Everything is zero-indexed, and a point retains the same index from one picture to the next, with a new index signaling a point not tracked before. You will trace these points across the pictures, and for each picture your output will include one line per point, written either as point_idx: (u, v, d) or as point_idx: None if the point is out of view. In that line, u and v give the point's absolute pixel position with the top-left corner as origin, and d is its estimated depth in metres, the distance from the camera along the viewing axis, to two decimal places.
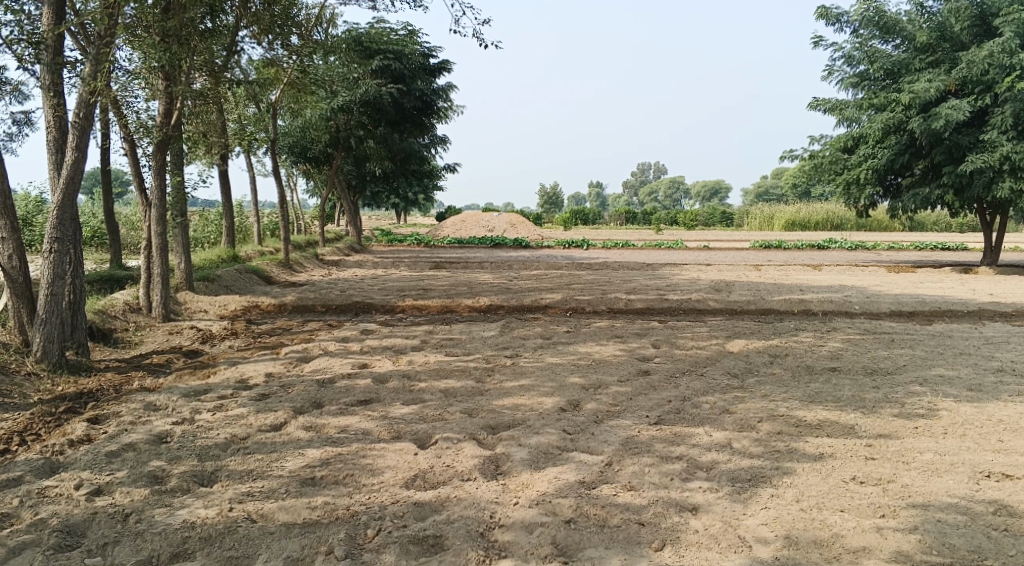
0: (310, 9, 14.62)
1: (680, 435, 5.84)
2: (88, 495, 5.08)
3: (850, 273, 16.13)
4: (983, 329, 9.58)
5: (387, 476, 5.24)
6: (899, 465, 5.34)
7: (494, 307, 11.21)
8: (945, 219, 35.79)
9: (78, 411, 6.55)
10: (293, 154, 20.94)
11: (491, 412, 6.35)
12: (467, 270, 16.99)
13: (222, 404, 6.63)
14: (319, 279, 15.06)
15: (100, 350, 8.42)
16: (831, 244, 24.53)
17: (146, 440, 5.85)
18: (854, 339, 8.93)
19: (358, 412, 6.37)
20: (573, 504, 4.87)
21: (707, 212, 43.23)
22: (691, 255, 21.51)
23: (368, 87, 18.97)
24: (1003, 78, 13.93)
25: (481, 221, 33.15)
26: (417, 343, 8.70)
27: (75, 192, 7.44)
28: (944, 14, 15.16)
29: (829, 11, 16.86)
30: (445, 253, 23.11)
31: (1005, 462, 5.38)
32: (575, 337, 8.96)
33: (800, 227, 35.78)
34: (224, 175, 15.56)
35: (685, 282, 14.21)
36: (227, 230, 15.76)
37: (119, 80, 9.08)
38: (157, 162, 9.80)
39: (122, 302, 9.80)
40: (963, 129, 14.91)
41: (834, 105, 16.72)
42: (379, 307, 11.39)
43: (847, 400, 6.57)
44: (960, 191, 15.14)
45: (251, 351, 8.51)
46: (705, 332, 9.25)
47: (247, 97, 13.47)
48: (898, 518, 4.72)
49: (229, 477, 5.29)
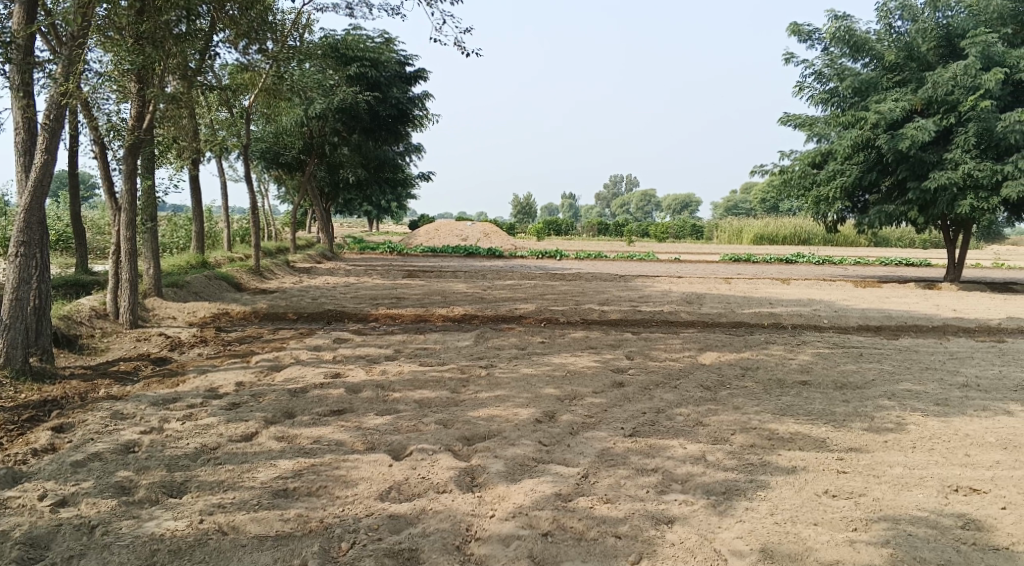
0: (285, 14, 14.50)
1: (656, 447, 5.86)
2: (53, 506, 4.96)
3: (818, 287, 16.37)
4: (948, 344, 9.78)
5: (361, 489, 5.18)
6: (870, 478, 5.42)
7: (468, 318, 11.16)
8: (910, 236, 36.52)
9: (42, 420, 6.39)
10: (265, 160, 20.72)
11: (466, 423, 6.31)
12: (441, 279, 16.95)
13: (192, 412, 6.52)
14: (291, 287, 14.90)
15: (65, 357, 8.24)
16: (801, 258, 24.83)
17: (114, 450, 5.72)
18: (824, 352, 9.06)
19: (332, 423, 6.29)
20: (549, 517, 4.86)
21: (677, 225, 43.48)
22: (664, 267, 21.67)
23: (344, 94, 18.79)
24: (966, 99, 14.28)
25: (454, 230, 33.03)
26: (391, 353, 8.64)
27: (44, 195, 7.32)
28: (912, 34, 15.51)
29: (800, 28, 17.16)
30: (418, 261, 22.98)
31: (972, 476, 5.48)
32: (550, 347, 8.97)
33: (769, 241, 36.25)
34: (195, 179, 15.36)
35: (658, 294, 14.30)
36: (197, 236, 15.52)
37: (89, 81, 8.88)
38: (128, 166, 9.66)
39: (88, 308, 9.59)
40: (928, 148, 15.24)
41: (804, 121, 17.01)
42: (352, 315, 11.30)
43: (819, 413, 6.65)
44: (924, 208, 15.42)
45: (221, 359, 8.39)
46: (678, 344, 9.31)
47: (219, 102, 13.32)
48: (870, 531, 4.78)
49: (200, 488, 5.20)
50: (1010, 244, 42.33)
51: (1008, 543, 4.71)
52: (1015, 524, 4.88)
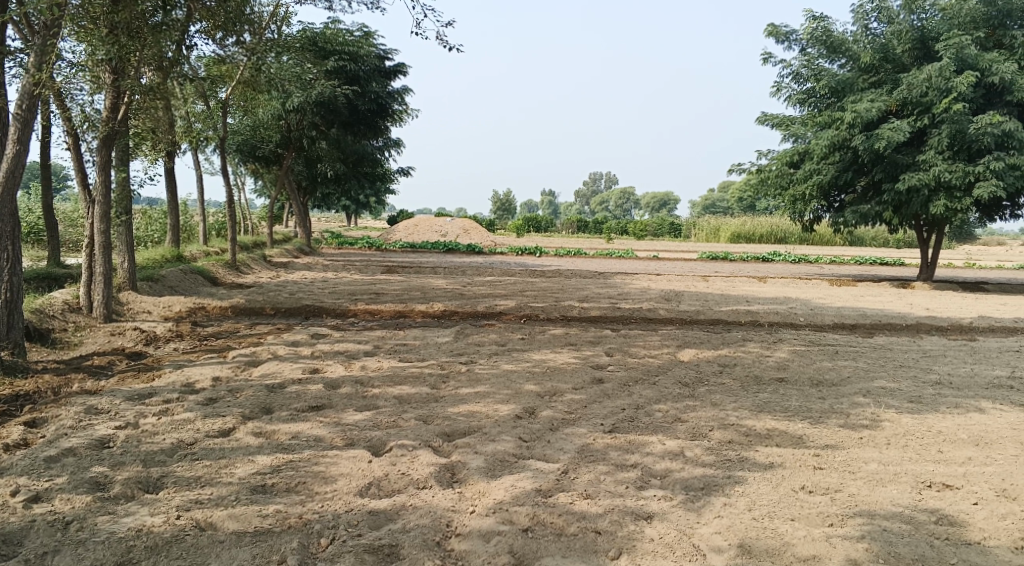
0: (263, 6, 14.36)
1: (635, 443, 5.89)
2: (26, 502, 4.88)
3: (794, 286, 16.53)
4: (921, 342, 9.94)
5: (340, 485, 5.15)
6: (846, 474, 5.49)
7: (447, 314, 11.14)
8: (884, 235, 36.98)
9: (14, 414, 6.28)
10: (242, 153, 20.48)
11: (446, 419, 6.31)
12: (420, 274, 16.90)
13: (168, 407, 6.44)
14: (268, 282, 14.78)
15: (38, 351, 8.10)
16: (777, 256, 25.05)
17: (88, 445, 5.64)
18: (801, 350, 9.16)
19: (310, 419, 6.25)
20: (529, 512, 4.87)
21: (656, 222, 43.66)
22: (642, 264, 21.77)
23: (323, 87, 18.62)
24: (940, 100, 14.45)
25: (434, 226, 32.92)
26: (370, 349, 8.61)
27: (15, 186, 7.20)
28: (888, 36, 15.69)
29: (777, 29, 17.32)
30: (397, 256, 22.87)
31: (945, 472, 5.56)
32: (529, 344, 8.98)
33: (746, 240, 36.55)
34: (170, 171, 15.17)
35: (636, 291, 14.37)
36: (172, 229, 15.33)
37: (62, 70, 8.71)
38: (102, 158, 9.50)
39: (61, 302, 9.43)
40: (903, 148, 15.44)
41: (781, 121, 17.17)
42: (330, 311, 11.24)
43: (796, 410, 6.72)
44: (898, 208, 15.63)
45: (197, 354, 8.30)
46: (656, 341, 9.36)
47: (195, 94, 13.16)
48: (846, 526, 4.84)
49: (177, 484, 5.14)
50: (981, 245, 43.07)
51: (980, 538, 4.79)
52: (986, 520, 4.96)
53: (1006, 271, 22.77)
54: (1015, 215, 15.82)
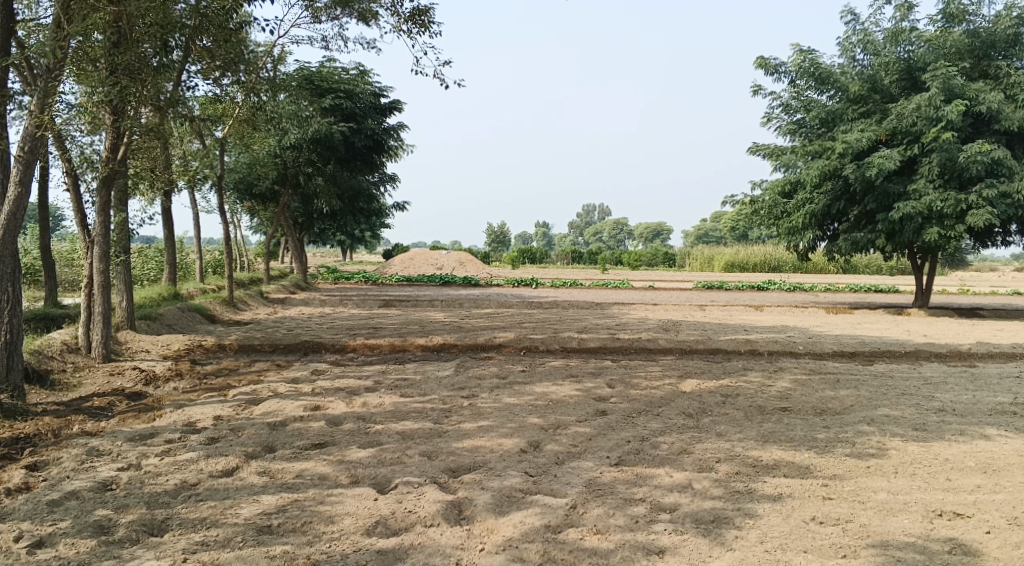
0: (259, 46, 14.51)
1: (642, 476, 5.86)
2: (29, 548, 4.84)
3: (791, 314, 16.54)
4: (922, 369, 9.96)
5: (347, 524, 5.10)
6: (856, 504, 5.47)
7: (447, 347, 11.11)
8: (877, 262, 37.09)
9: (14, 458, 6.22)
10: (239, 191, 20.58)
11: (451, 454, 6.27)
12: (418, 308, 16.96)
13: (170, 448, 6.38)
14: (265, 318, 14.76)
15: (37, 393, 8.04)
16: (773, 285, 25.09)
17: (90, 487, 5.58)
18: (802, 378, 9.17)
19: (314, 457, 6.19)
20: (539, 549, 4.85)
21: (650, 252, 43.69)
22: (639, 295, 21.78)
23: (319, 125, 18.74)
24: (929, 130, 14.63)
25: (430, 260, 33.00)
26: (371, 384, 8.56)
27: (17, 228, 7.22)
28: (876, 68, 15.96)
29: (767, 62, 17.57)
30: (394, 290, 22.84)
31: (955, 501, 5.54)
32: (531, 376, 8.96)
33: (739, 268, 36.77)
34: (167, 210, 15.21)
35: (635, 321, 14.35)
36: (168, 267, 15.29)
37: (60, 114, 8.75)
38: (101, 199, 9.50)
39: (59, 342, 9.36)
40: (894, 177, 15.60)
41: (773, 151, 17.34)
42: (329, 345, 11.20)
43: (801, 440, 6.70)
44: (891, 236, 15.73)
45: (198, 393, 8.24)
46: (658, 372, 9.35)
47: (190, 132, 13.24)
48: (859, 558, 4.82)
49: (181, 526, 5.09)
50: (973, 272, 43.20)
51: None
52: (1000, 549, 4.94)
53: (998, 297, 22.89)
54: (1006, 241, 15.94)
